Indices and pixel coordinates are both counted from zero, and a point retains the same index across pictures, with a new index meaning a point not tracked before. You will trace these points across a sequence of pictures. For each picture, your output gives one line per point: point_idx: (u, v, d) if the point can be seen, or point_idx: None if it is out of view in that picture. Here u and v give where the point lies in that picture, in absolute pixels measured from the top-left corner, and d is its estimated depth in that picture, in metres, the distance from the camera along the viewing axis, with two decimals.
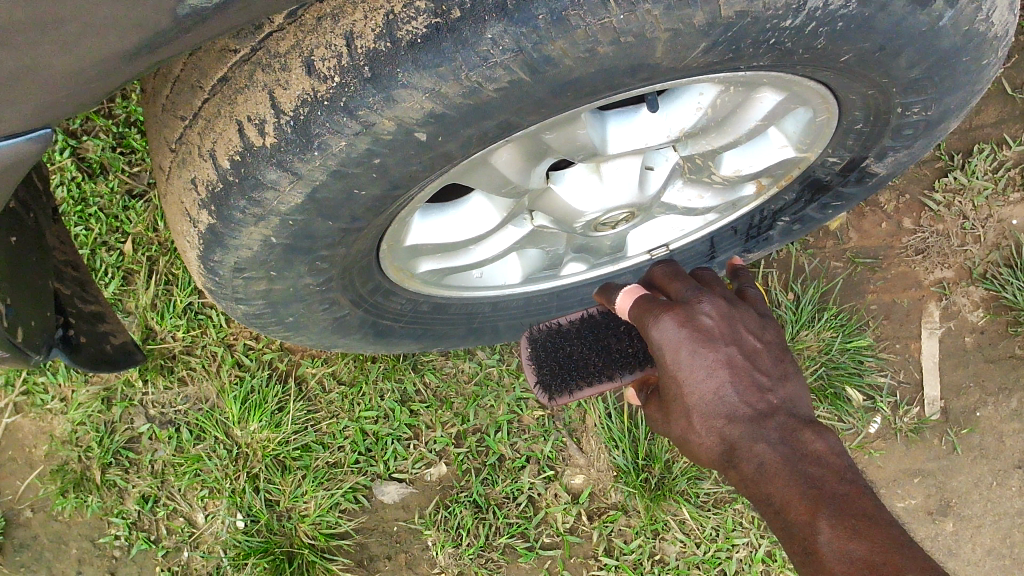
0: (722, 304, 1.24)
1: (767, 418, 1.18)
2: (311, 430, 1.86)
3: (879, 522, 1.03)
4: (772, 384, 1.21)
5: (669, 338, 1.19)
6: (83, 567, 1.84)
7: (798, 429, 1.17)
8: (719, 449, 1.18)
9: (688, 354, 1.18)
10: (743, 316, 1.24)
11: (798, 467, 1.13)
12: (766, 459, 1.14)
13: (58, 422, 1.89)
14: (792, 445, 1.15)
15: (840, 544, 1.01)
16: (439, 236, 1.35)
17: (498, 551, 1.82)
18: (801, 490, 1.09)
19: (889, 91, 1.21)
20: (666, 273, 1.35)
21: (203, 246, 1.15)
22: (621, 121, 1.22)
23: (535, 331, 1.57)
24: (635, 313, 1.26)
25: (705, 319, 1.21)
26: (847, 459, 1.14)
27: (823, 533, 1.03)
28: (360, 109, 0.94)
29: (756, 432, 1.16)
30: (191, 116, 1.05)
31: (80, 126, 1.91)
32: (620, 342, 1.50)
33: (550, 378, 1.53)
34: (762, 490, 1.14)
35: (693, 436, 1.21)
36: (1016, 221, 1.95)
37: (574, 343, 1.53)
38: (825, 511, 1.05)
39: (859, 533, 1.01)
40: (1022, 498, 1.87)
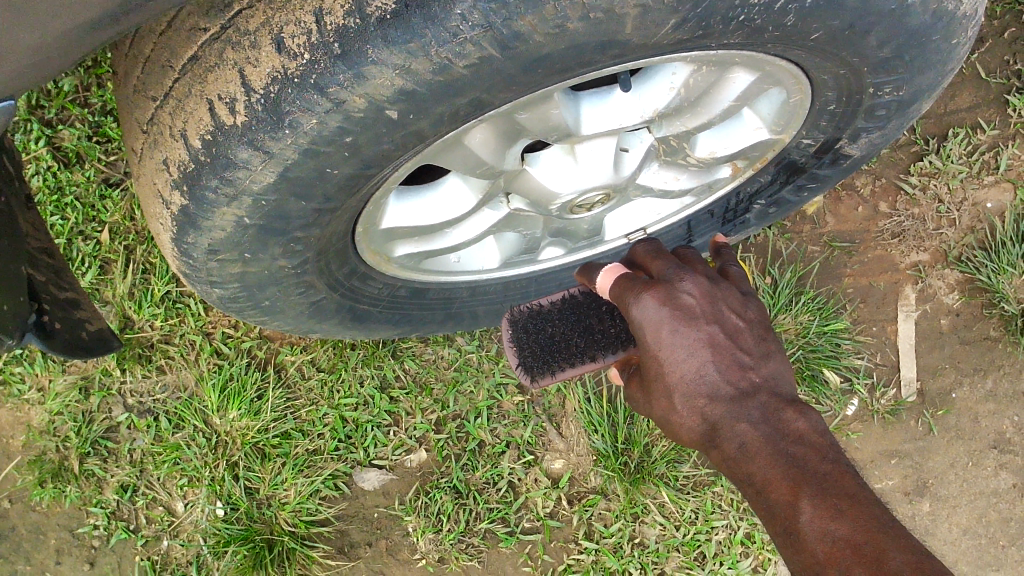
0: (704, 282, 1.25)
1: (749, 397, 1.17)
2: (290, 418, 1.86)
3: (862, 500, 1.03)
4: (753, 363, 1.21)
5: (649, 317, 1.21)
6: (62, 558, 1.83)
7: (780, 408, 1.16)
8: (700, 429, 1.19)
9: (669, 333, 1.19)
10: (725, 295, 1.25)
11: (780, 446, 1.12)
12: (747, 438, 1.14)
13: (35, 412, 1.87)
14: (774, 424, 1.15)
15: (822, 523, 1.00)
16: (415, 218, 1.35)
17: (478, 536, 1.83)
18: (783, 470, 1.09)
19: (861, 71, 1.22)
20: (648, 252, 1.36)
21: (176, 228, 1.15)
22: (595, 102, 1.22)
23: (516, 312, 1.55)
24: (617, 293, 1.28)
25: (686, 297, 1.22)
26: (830, 436, 1.14)
27: (805, 513, 1.02)
28: (331, 87, 0.94)
29: (738, 412, 1.16)
30: (161, 96, 1.05)
31: (56, 115, 1.90)
32: (603, 322, 1.50)
33: (532, 359, 1.50)
34: (743, 470, 1.13)
35: (675, 416, 1.21)
36: (991, 204, 1.96)
37: (557, 324, 1.51)
38: (807, 491, 1.05)
39: (842, 513, 1.01)
40: (997, 478, 1.89)
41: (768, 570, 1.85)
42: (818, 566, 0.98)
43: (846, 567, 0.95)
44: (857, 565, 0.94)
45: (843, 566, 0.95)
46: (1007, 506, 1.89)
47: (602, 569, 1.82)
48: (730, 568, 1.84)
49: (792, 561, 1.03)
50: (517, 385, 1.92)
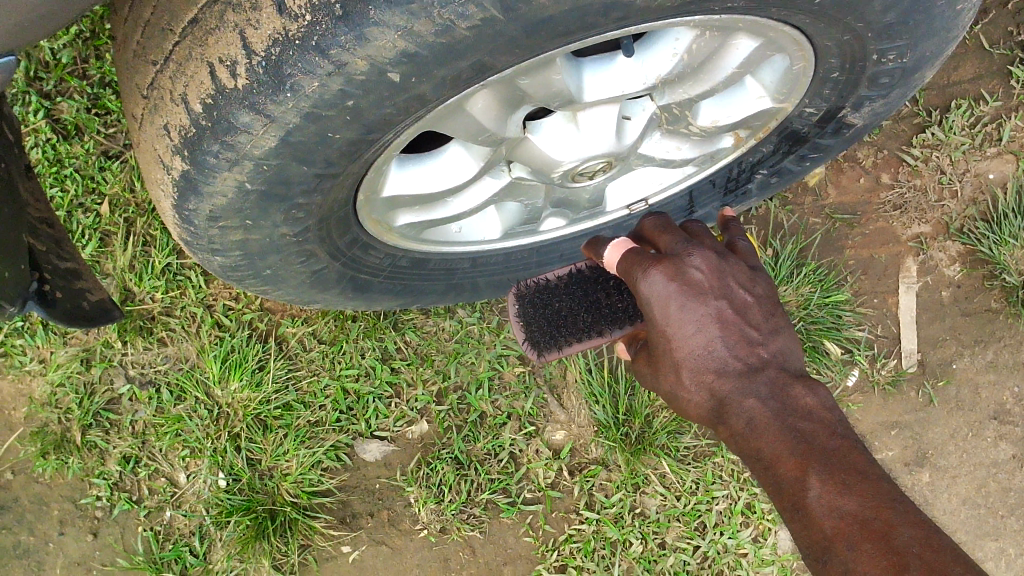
0: (713, 257, 1.23)
1: (757, 372, 1.17)
2: (292, 389, 1.86)
3: (870, 476, 1.03)
4: (762, 338, 1.21)
5: (658, 293, 1.18)
6: (65, 529, 1.84)
7: (789, 383, 1.16)
8: (708, 404, 1.19)
9: (678, 309, 1.18)
10: (734, 269, 1.23)
11: (789, 421, 1.12)
12: (756, 414, 1.14)
13: (36, 384, 1.87)
14: (782, 400, 1.14)
15: (830, 499, 1.01)
16: (417, 187, 1.35)
17: (480, 507, 1.83)
18: (790, 446, 1.09)
19: (865, 37, 1.21)
20: (656, 226, 1.33)
21: (177, 194, 1.15)
22: (597, 69, 1.22)
23: (523, 287, 1.56)
24: (624, 268, 1.25)
25: (695, 272, 1.20)
26: (838, 412, 1.14)
27: (813, 489, 1.03)
28: (333, 49, 0.93)
29: (745, 388, 1.15)
30: (161, 60, 1.04)
31: (54, 87, 1.90)
32: (610, 297, 1.48)
33: (538, 335, 1.52)
34: (751, 446, 1.13)
35: (682, 391, 1.21)
36: (993, 176, 1.96)
37: (563, 298, 1.51)
38: (815, 466, 1.05)
39: (850, 488, 1.01)
40: (997, 449, 1.90)
41: (768, 540, 1.86)
42: (826, 541, 0.98)
43: (854, 542, 0.95)
44: (865, 541, 0.95)
45: (851, 541, 0.96)
46: (1006, 476, 1.89)
47: (603, 539, 1.83)
48: (730, 538, 1.85)
49: (799, 536, 1.03)
50: (518, 356, 1.92)
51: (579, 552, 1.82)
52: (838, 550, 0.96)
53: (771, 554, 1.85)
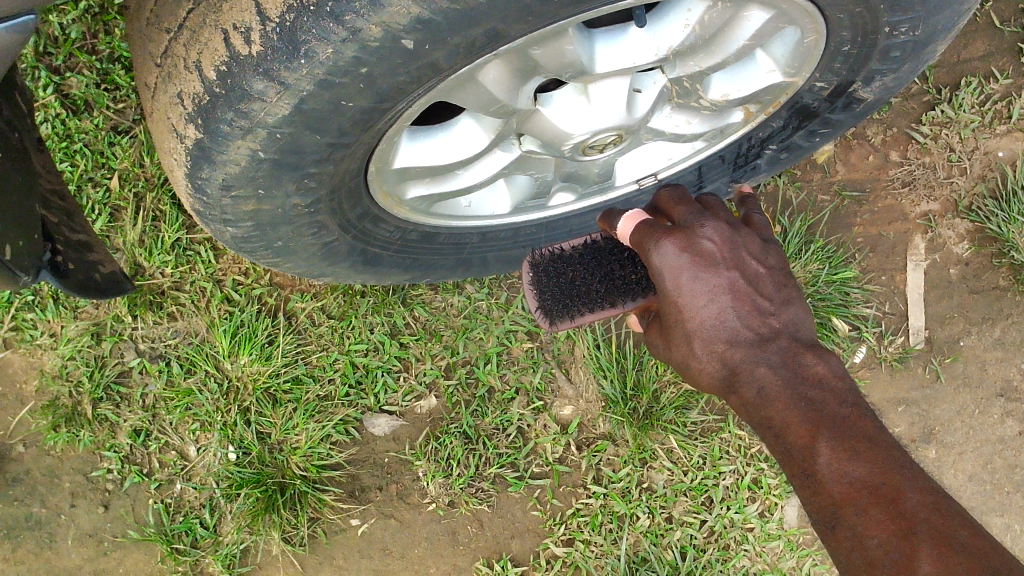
0: (725, 229, 1.23)
1: (769, 342, 1.18)
2: (301, 363, 1.87)
3: (879, 443, 1.04)
4: (773, 309, 1.21)
5: (670, 264, 1.19)
6: (76, 500, 1.85)
7: (800, 352, 1.17)
8: (719, 374, 1.19)
9: (689, 279, 1.18)
10: (746, 242, 1.24)
11: (799, 390, 1.12)
12: (767, 383, 1.14)
13: (47, 357, 1.88)
14: (793, 368, 1.15)
15: (839, 465, 1.02)
16: (428, 159, 1.35)
17: (488, 481, 1.85)
18: (801, 414, 1.09)
19: (877, 8, 1.21)
20: (672, 197, 1.32)
21: (190, 163, 1.15)
22: (610, 41, 1.22)
23: (537, 256, 1.57)
24: (637, 239, 1.25)
25: (707, 243, 1.20)
26: (849, 381, 1.13)
27: (823, 456, 1.03)
28: (347, 15, 0.94)
29: (756, 356, 1.16)
30: (175, 28, 1.04)
31: (63, 63, 1.90)
32: (624, 268, 1.49)
33: (551, 303, 1.52)
34: (762, 414, 1.13)
35: (693, 361, 1.21)
36: (1002, 153, 1.96)
37: (577, 269, 1.52)
38: (825, 434, 1.05)
39: (859, 455, 1.02)
40: (1003, 425, 1.90)
41: (775, 514, 1.87)
42: (835, 507, 1.00)
43: (862, 507, 0.98)
44: (873, 505, 0.97)
45: (859, 506, 0.98)
46: (1012, 453, 1.90)
47: (610, 513, 1.84)
48: (737, 513, 1.86)
49: (808, 501, 1.05)
50: (527, 332, 1.92)
51: (586, 526, 1.84)
52: (847, 514, 0.99)
53: (777, 528, 1.86)
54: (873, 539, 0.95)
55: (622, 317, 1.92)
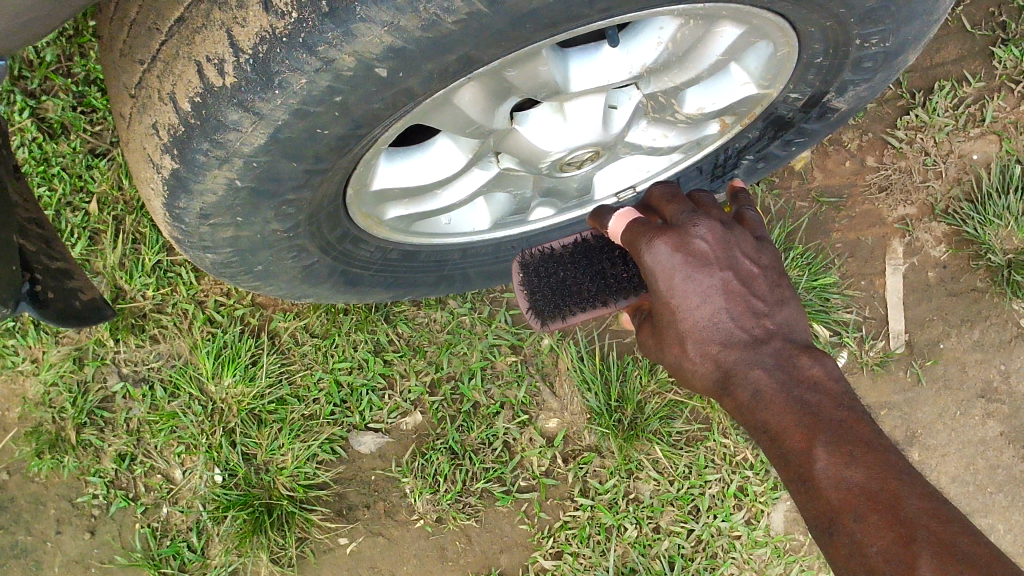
0: (718, 228, 1.20)
1: (763, 343, 1.18)
2: (286, 383, 1.87)
3: (876, 448, 1.04)
4: (768, 310, 1.22)
5: (662, 264, 1.17)
6: (62, 527, 1.84)
7: (795, 354, 1.18)
8: (714, 375, 1.20)
9: (682, 279, 1.17)
10: (739, 240, 1.22)
11: (795, 393, 1.13)
12: (761, 385, 1.15)
13: (30, 384, 1.88)
14: (788, 370, 1.16)
15: (837, 470, 1.02)
16: (405, 180, 1.35)
17: (475, 496, 1.85)
18: (796, 418, 1.10)
19: (847, 22, 1.22)
20: (664, 195, 1.30)
21: (167, 192, 1.15)
22: (584, 59, 1.22)
23: (527, 256, 1.56)
24: (628, 239, 1.22)
25: (701, 242, 1.18)
26: (845, 383, 1.14)
27: (819, 461, 1.04)
28: (320, 45, 0.94)
29: (751, 358, 1.17)
30: (148, 59, 1.04)
31: (39, 87, 1.89)
32: (615, 266, 1.49)
33: (543, 303, 1.51)
34: (757, 417, 1.14)
35: (687, 362, 1.22)
36: (977, 156, 1.97)
37: (567, 268, 1.52)
38: (821, 438, 1.06)
39: (857, 460, 1.02)
40: (985, 426, 1.92)
41: (761, 521, 1.88)
42: (833, 512, 1.00)
43: (860, 513, 0.97)
44: (872, 512, 0.96)
45: (857, 513, 0.97)
46: (994, 453, 1.92)
47: (598, 525, 1.85)
48: (723, 521, 1.86)
49: (806, 508, 1.04)
50: (510, 345, 1.93)
51: (574, 539, 1.84)
52: (845, 521, 0.98)
53: (764, 535, 1.87)
54: (871, 546, 0.94)
55: (605, 328, 1.93)
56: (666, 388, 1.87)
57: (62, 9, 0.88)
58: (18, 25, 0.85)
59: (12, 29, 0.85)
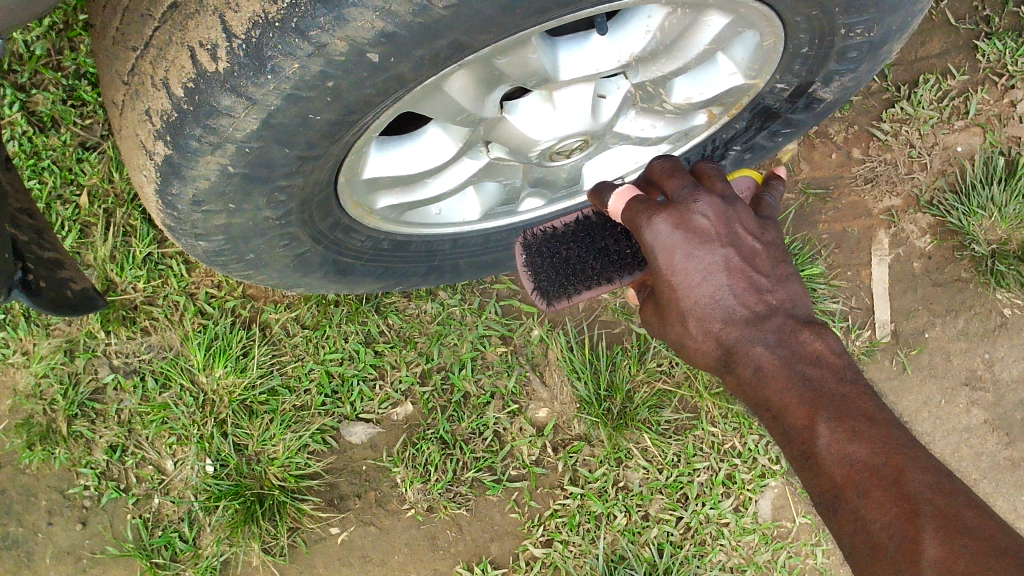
0: (718, 202, 1.21)
1: (764, 320, 1.18)
2: (277, 374, 1.88)
3: (878, 422, 1.05)
4: (770, 286, 1.21)
5: (663, 241, 1.18)
6: (53, 518, 1.85)
7: (797, 329, 1.18)
8: (716, 353, 1.21)
9: (683, 257, 1.18)
10: (741, 215, 1.22)
11: (797, 369, 1.14)
12: (763, 361, 1.16)
13: (20, 376, 1.88)
14: (790, 346, 1.17)
15: (839, 447, 1.03)
16: (397, 168, 1.36)
17: (466, 485, 1.86)
18: (798, 395, 1.11)
19: (832, 11, 1.24)
20: (664, 168, 1.29)
21: (160, 179, 1.16)
22: (572, 48, 1.24)
23: (529, 237, 1.58)
24: (628, 217, 1.24)
25: (701, 219, 1.19)
26: (847, 357, 1.16)
27: (822, 437, 1.05)
28: (312, 30, 0.95)
29: (753, 335, 1.17)
30: (141, 46, 1.05)
31: (29, 80, 1.90)
32: (619, 243, 1.51)
33: (548, 284, 1.53)
34: (760, 394, 1.16)
35: (690, 341, 1.23)
36: (961, 148, 2.00)
37: (571, 247, 1.54)
38: (823, 415, 1.07)
39: (859, 435, 1.03)
40: (970, 414, 1.94)
41: (749, 509, 1.89)
42: (836, 489, 1.02)
43: (865, 489, 0.99)
44: (875, 487, 0.98)
45: (860, 489, 0.99)
46: (978, 441, 1.93)
47: (587, 513, 1.86)
48: (712, 508, 1.88)
49: (810, 483, 1.07)
50: (500, 336, 1.94)
51: (564, 527, 1.85)
52: (849, 497, 1.00)
53: (752, 522, 1.88)
54: (876, 523, 0.96)
55: (595, 319, 1.95)
56: (656, 378, 1.89)
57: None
58: (13, 11, 0.86)
59: (8, 15, 0.86)
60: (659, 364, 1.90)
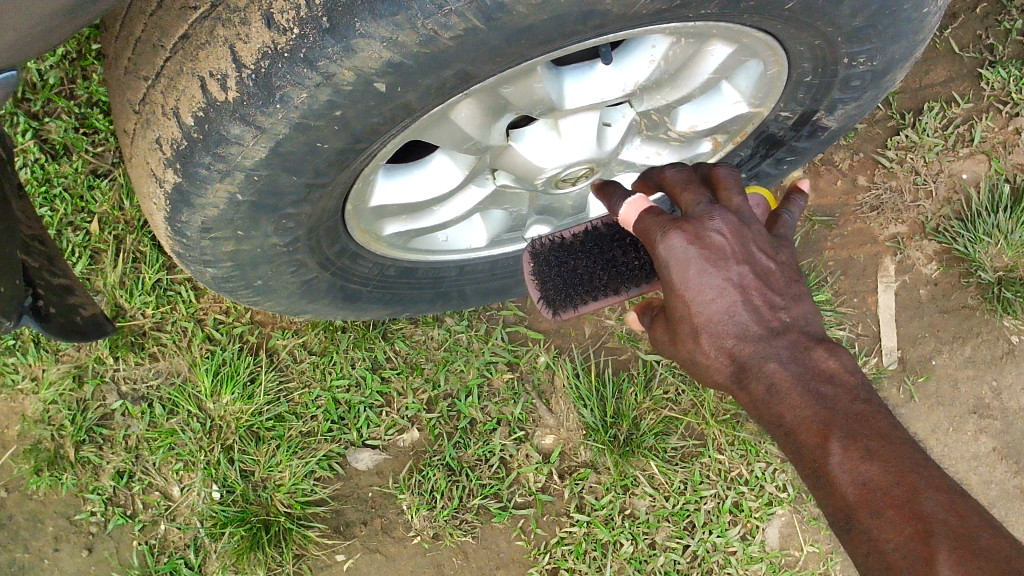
0: (735, 219, 1.18)
1: (778, 336, 1.15)
2: (284, 401, 1.89)
3: (892, 440, 1.03)
4: (784, 303, 1.18)
5: (677, 257, 1.16)
6: (59, 544, 1.85)
7: (809, 347, 1.15)
8: (726, 369, 1.17)
9: (697, 273, 1.15)
10: (756, 234, 1.19)
11: (810, 386, 1.11)
12: (776, 378, 1.13)
13: (29, 402, 1.89)
14: (802, 363, 1.13)
15: (853, 466, 1.01)
16: (404, 197, 1.38)
17: (472, 513, 1.86)
18: (811, 413, 1.09)
19: (835, 40, 1.25)
20: (679, 180, 1.29)
21: (169, 206, 1.17)
22: (578, 77, 1.25)
23: (537, 246, 1.59)
24: (641, 229, 1.23)
25: (716, 236, 1.16)
26: (861, 376, 1.13)
27: (836, 457, 1.03)
28: (320, 60, 0.96)
29: (766, 351, 1.14)
30: (153, 76, 1.07)
31: (42, 108, 1.93)
32: (626, 255, 1.52)
33: (554, 292, 1.54)
34: (772, 411, 1.12)
35: (697, 356, 1.19)
36: (966, 175, 2.00)
37: (579, 257, 1.54)
38: (836, 433, 1.05)
39: (873, 454, 1.02)
40: (978, 441, 1.92)
41: (756, 537, 1.87)
42: (849, 509, 1.00)
43: (876, 508, 0.98)
44: (889, 508, 0.97)
45: (874, 509, 0.98)
46: (987, 469, 1.91)
47: (594, 541, 1.85)
48: (719, 536, 1.86)
49: (822, 502, 1.05)
50: (506, 362, 1.94)
51: (570, 554, 1.84)
52: (861, 518, 0.99)
53: (759, 551, 1.87)
54: (889, 543, 0.95)
55: (601, 345, 1.95)
56: (662, 405, 1.89)
57: (71, 27, 0.91)
58: (25, 43, 0.88)
59: (23, 46, 0.88)
60: (666, 391, 1.90)
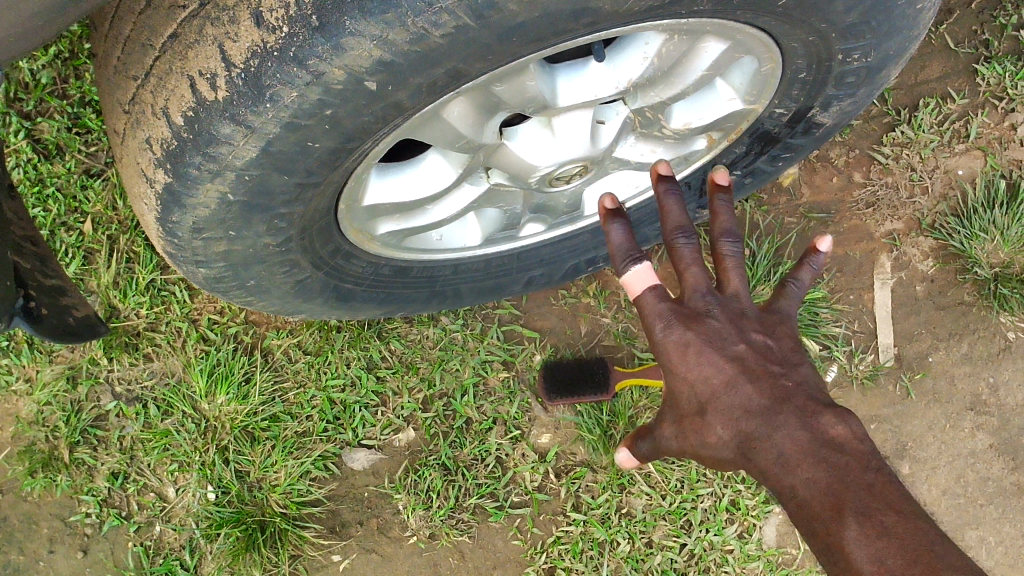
0: (728, 307, 1.19)
1: (784, 404, 1.09)
2: (279, 401, 1.88)
3: (908, 516, 0.95)
4: (787, 371, 1.13)
5: (675, 341, 1.15)
6: (55, 546, 1.84)
7: (818, 410, 1.08)
8: (734, 447, 1.11)
9: (697, 356, 1.14)
10: (749, 316, 1.19)
11: (820, 454, 1.03)
12: (785, 448, 1.06)
13: (23, 403, 1.88)
14: (811, 428, 1.06)
15: (869, 544, 0.93)
16: (397, 195, 1.37)
17: (468, 512, 1.86)
18: (823, 486, 1.00)
19: (829, 37, 1.25)
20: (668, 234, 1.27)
21: (161, 207, 1.17)
22: (570, 75, 1.24)
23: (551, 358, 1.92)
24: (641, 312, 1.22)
25: (712, 320, 1.16)
26: (871, 443, 1.05)
27: (850, 530, 0.95)
28: (310, 59, 0.96)
29: (772, 423, 1.08)
30: (142, 75, 1.06)
31: (35, 108, 1.92)
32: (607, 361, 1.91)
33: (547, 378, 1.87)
34: (784, 484, 1.05)
35: (705, 435, 1.13)
36: (962, 171, 2.00)
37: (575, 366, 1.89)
38: (850, 508, 0.97)
39: (889, 531, 0.93)
40: (975, 438, 1.91)
41: (753, 535, 1.87)
42: None
43: None
44: None
45: None
46: (984, 466, 1.91)
47: (590, 540, 1.85)
48: (716, 535, 1.86)
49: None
50: (502, 361, 1.93)
51: (568, 554, 1.84)
52: None
53: (756, 549, 1.87)
54: None
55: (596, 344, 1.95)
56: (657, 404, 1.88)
57: (59, 29, 0.90)
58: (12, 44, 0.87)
59: (11, 48, 0.87)
60: None
